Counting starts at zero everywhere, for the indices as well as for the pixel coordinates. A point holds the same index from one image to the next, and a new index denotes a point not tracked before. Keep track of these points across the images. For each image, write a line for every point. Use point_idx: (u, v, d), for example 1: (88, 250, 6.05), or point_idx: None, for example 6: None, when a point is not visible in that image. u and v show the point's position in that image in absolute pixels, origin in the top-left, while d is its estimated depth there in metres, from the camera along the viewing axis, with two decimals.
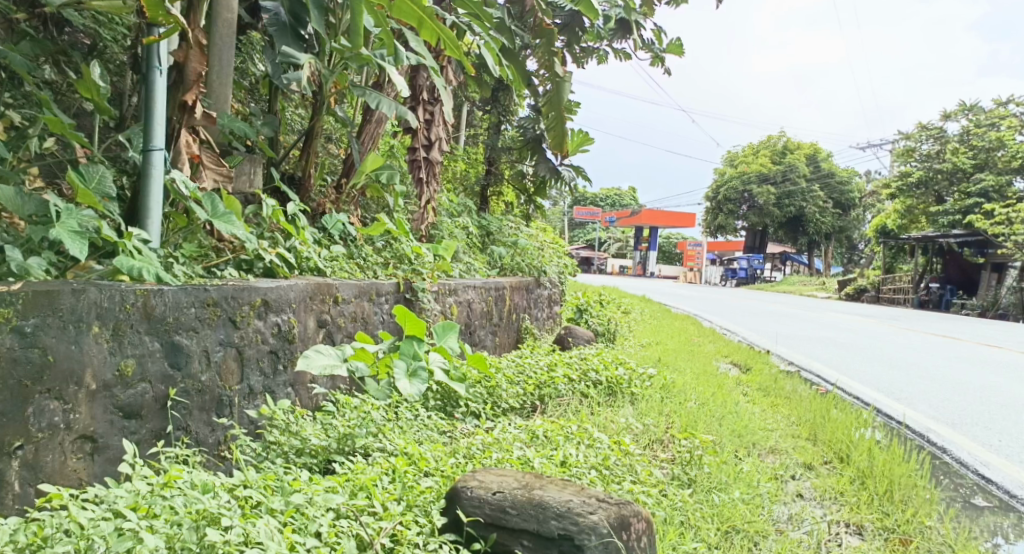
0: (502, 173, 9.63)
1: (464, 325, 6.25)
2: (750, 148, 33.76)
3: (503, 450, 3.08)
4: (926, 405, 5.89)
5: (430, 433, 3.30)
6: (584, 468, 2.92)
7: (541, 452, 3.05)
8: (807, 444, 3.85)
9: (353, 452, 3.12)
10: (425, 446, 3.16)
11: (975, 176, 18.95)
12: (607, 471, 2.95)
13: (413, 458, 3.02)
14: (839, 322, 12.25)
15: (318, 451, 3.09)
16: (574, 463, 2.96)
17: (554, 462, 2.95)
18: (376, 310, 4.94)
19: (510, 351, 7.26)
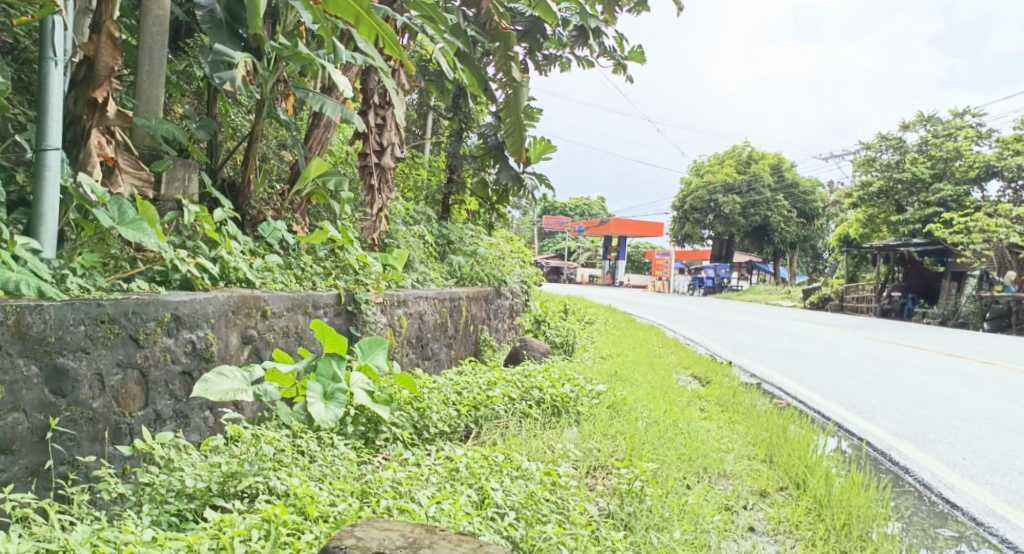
0: (463, 181, 9.32)
1: (415, 339, 5.90)
2: (717, 158, 33.84)
3: (411, 488, 2.77)
4: (888, 419, 5.72)
5: (329, 468, 2.95)
6: (498, 508, 2.65)
7: (450, 491, 2.74)
8: (763, 468, 3.60)
9: (236, 496, 2.81)
10: (321, 484, 2.81)
11: (933, 186, 19.05)
12: (523, 513, 2.65)
13: (300, 501, 2.69)
14: (801, 332, 12.15)
15: (195, 494, 2.78)
16: (488, 503, 2.68)
17: (450, 508, 2.61)
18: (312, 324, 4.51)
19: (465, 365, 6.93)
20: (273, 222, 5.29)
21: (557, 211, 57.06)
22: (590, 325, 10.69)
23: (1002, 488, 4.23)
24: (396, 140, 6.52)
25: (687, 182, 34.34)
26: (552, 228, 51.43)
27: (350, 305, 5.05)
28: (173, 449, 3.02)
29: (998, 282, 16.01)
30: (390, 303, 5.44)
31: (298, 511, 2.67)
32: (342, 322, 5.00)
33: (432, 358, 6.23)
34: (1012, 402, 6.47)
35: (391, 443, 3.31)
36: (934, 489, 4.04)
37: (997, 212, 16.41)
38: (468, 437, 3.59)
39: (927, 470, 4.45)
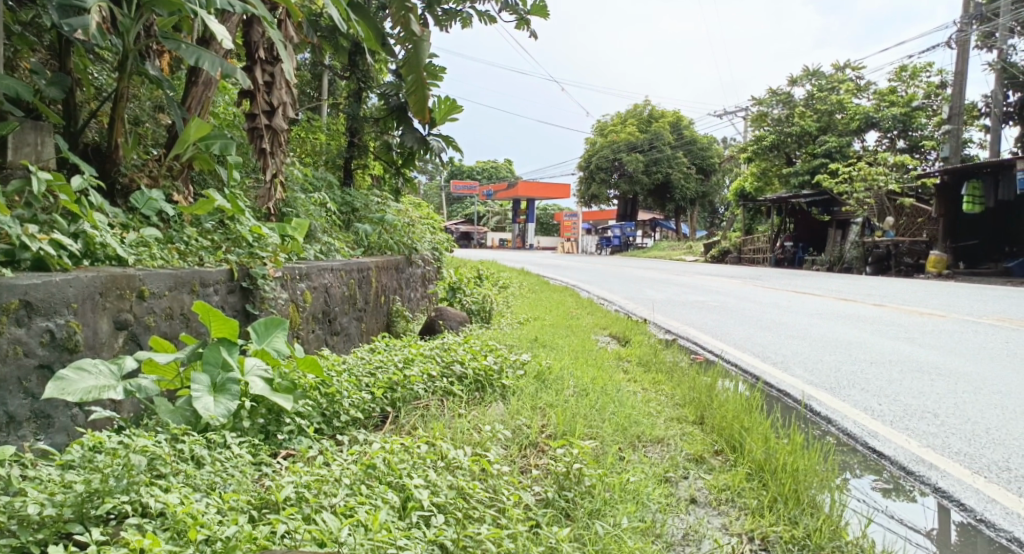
0: (366, 144, 8.83)
1: (322, 313, 5.48)
2: (619, 117, 33.97)
3: (321, 494, 2.34)
4: (803, 369, 5.49)
5: (216, 467, 2.46)
6: (421, 510, 2.30)
7: (365, 492, 2.34)
8: (696, 432, 3.39)
9: (98, 521, 2.22)
10: (205, 499, 2.27)
11: (819, 138, 19.57)
12: (453, 514, 2.31)
13: (178, 526, 2.14)
14: (708, 285, 12.24)
15: (43, 522, 2.18)
16: (411, 506, 2.32)
17: (364, 522, 2.20)
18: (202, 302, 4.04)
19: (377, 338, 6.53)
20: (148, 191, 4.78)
21: (463, 175, 56.49)
22: (504, 290, 10.42)
23: (920, 431, 3.81)
24: (288, 99, 5.98)
25: (591, 142, 34.41)
26: (459, 193, 50.92)
27: (244, 281, 4.59)
28: (18, 463, 2.43)
29: (880, 228, 16.72)
30: (291, 277, 4.98)
31: (175, 534, 2.17)
32: (236, 299, 4.53)
33: (342, 333, 5.82)
34: (916, 342, 6.53)
35: (290, 440, 2.89)
36: (859, 438, 3.68)
37: (877, 160, 17.04)
38: (385, 424, 3.22)
39: (846, 416, 4.07)
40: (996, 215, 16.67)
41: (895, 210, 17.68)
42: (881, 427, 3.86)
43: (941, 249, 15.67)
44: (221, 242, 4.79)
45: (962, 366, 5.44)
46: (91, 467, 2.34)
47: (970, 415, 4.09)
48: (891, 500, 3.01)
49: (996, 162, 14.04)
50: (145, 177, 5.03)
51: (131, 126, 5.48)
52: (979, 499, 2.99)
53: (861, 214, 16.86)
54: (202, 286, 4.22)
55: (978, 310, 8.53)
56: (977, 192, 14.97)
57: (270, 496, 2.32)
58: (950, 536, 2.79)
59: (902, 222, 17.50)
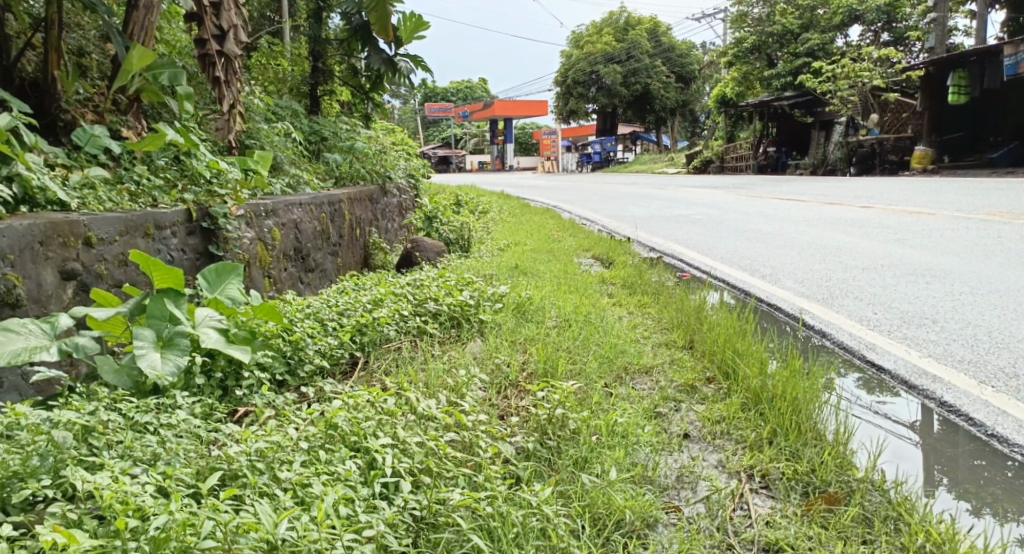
0: (331, 69, 8.32)
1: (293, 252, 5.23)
2: (595, 27, 33.00)
3: (274, 464, 2.03)
4: (794, 281, 5.23)
5: (160, 437, 2.12)
6: (385, 478, 2.01)
7: (322, 459, 2.05)
8: (685, 359, 3.22)
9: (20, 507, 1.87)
10: (143, 476, 1.92)
11: (801, 36, 19.06)
12: (420, 481, 2.04)
13: (107, 512, 1.80)
14: (691, 198, 12.00)
15: None
16: (376, 473, 2.03)
17: (311, 510, 1.87)
18: (156, 248, 3.76)
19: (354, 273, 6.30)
20: (91, 128, 4.42)
21: (439, 98, 55.22)
22: (484, 215, 10.13)
23: (918, 340, 3.58)
24: (238, 21, 5.59)
25: (567, 55, 33.50)
26: (436, 116, 49.84)
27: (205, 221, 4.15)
28: None
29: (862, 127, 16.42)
30: (256, 215, 4.62)
31: (102, 521, 1.81)
32: (197, 241, 4.10)
33: (317, 271, 5.56)
34: (904, 243, 6.35)
35: (247, 398, 2.64)
36: (857, 353, 3.47)
37: (860, 57, 16.61)
38: (354, 370, 3.05)
39: (840, 329, 3.84)
40: (980, 106, 16.47)
41: (878, 107, 17.37)
42: (877, 338, 3.64)
43: (925, 142, 15.39)
44: (174, 180, 4.48)
45: (957, 267, 5.26)
46: (10, 445, 1.97)
47: (969, 319, 3.86)
48: (889, 415, 2.84)
49: (982, 49, 13.70)
50: (91, 112, 4.77)
51: (73, 57, 5.07)
52: (989, 413, 2.75)
53: (844, 113, 16.54)
54: (155, 229, 3.81)
55: (966, 206, 8.37)
56: (964, 81, 14.73)
57: (217, 464, 2.01)
58: (941, 434, 2.69)
59: (885, 119, 17.22)
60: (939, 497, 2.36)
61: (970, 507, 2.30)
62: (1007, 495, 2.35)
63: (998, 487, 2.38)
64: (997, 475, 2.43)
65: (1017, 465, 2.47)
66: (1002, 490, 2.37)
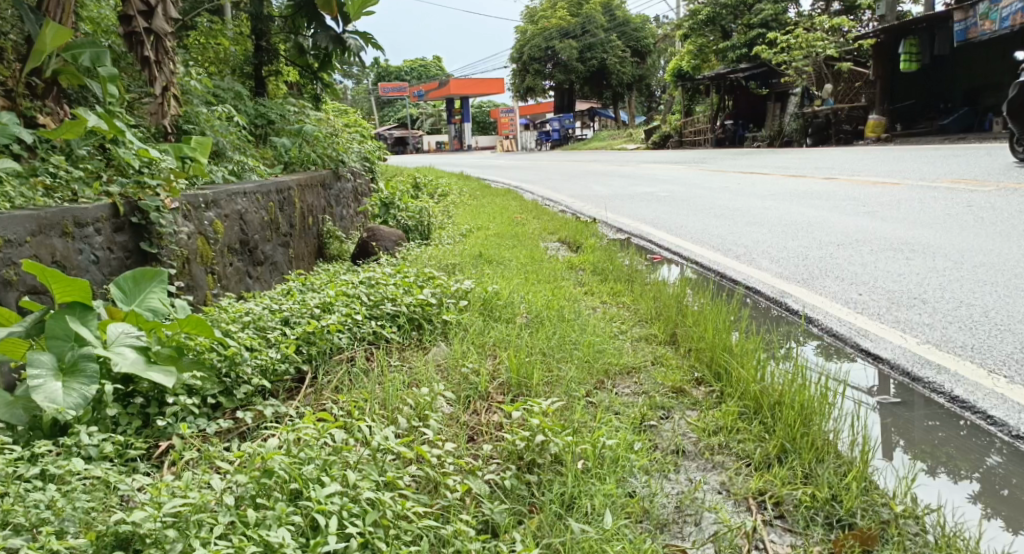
0: (275, 47, 7.83)
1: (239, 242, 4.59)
2: (548, 2, 32.55)
3: (194, 530, 1.66)
4: (770, 260, 4.88)
5: (57, 492, 1.75)
6: (329, 546, 1.64)
7: (252, 523, 1.68)
8: (669, 356, 2.91)
9: None
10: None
11: (755, 7, 18.94)
12: (372, 544, 1.69)
13: None
14: (653, 174, 11.74)
15: None
16: (319, 538, 1.67)
17: None
18: (76, 250, 3.24)
19: (307, 266, 5.82)
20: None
21: (392, 78, 54.24)
22: (443, 199, 9.73)
23: (912, 323, 3.29)
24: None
25: (520, 32, 33.00)
26: (389, 96, 48.91)
27: (134, 217, 3.59)
28: None
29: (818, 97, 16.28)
30: (195, 206, 4.01)
31: None
32: (125, 240, 3.55)
33: (267, 264, 4.98)
34: (875, 216, 6.12)
35: (168, 429, 2.26)
36: (848, 340, 3.17)
37: (814, 26, 16.51)
38: (300, 389, 2.66)
39: (827, 313, 3.52)
40: (930, 73, 16.47)
41: (834, 77, 17.30)
42: (867, 321, 3.35)
43: (880, 110, 15.33)
44: (97, 171, 4.01)
45: (937, 238, 5.04)
46: None
47: (960, 298, 3.60)
48: (886, 406, 2.59)
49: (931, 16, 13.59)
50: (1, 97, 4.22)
51: None
52: (1009, 409, 2.47)
53: (801, 84, 16.39)
54: (75, 226, 3.27)
55: (932, 173, 8.21)
56: (914, 48, 14.57)
57: (120, 527, 1.65)
58: (946, 428, 2.43)
59: (840, 88, 17.15)
60: (895, 457, 2.30)
61: (926, 467, 2.24)
62: (961, 455, 2.30)
63: (951, 445, 2.34)
64: (948, 434, 2.40)
65: (971, 424, 2.45)
66: (955, 450, 2.32)
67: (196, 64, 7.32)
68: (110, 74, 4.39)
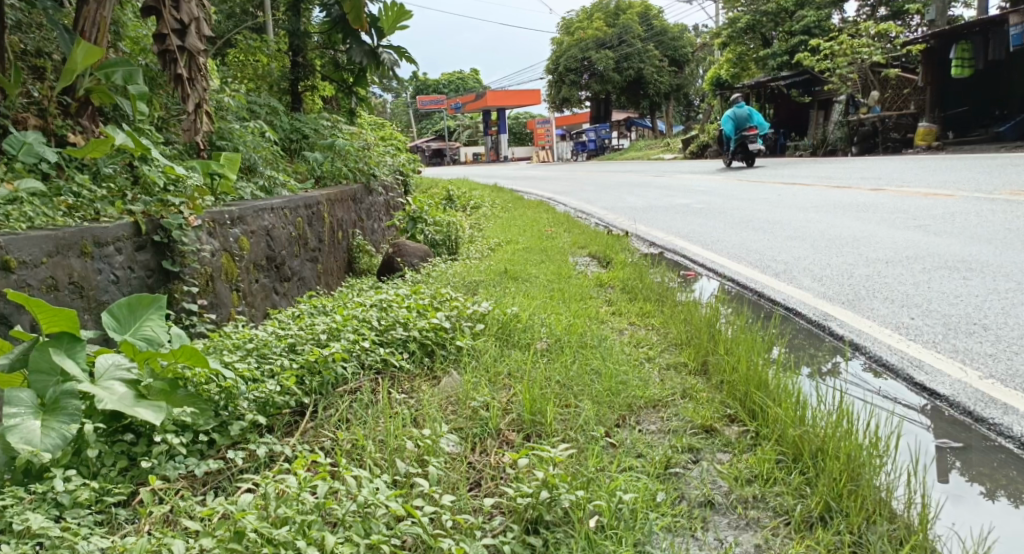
0: (311, 63, 7.68)
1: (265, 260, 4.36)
2: (585, 13, 32.35)
3: None
4: (811, 277, 4.56)
5: None
6: None
7: None
8: (699, 389, 2.68)
9: None
10: None
11: (797, 14, 18.52)
12: None
13: None
14: (690, 184, 11.43)
15: None
16: None
17: None
18: (95, 270, 3.14)
19: (334, 284, 5.68)
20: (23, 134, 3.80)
21: (429, 90, 54.46)
22: (475, 212, 9.56)
23: (972, 353, 3.02)
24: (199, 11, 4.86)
25: (557, 43, 32.83)
26: (426, 108, 49.05)
27: (157, 235, 3.47)
28: None
29: (863, 104, 15.78)
30: (218, 223, 3.87)
31: None
32: (147, 260, 3.42)
33: (294, 280, 4.72)
34: (926, 229, 5.80)
35: (155, 470, 2.12)
36: (901, 372, 2.92)
37: (859, 32, 16.06)
38: (303, 424, 2.48)
39: (876, 339, 3.27)
40: (983, 79, 15.93)
41: (879, 84, 16.79)
42: (922, 351, 3.09)
43: (929, 117, 14.82)
44: (122, 190, 3.88)
45: (993, 255, 4.73)
46: None
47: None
48: (947, 448, 2.37)
49: (985, 20, 13.10)
50: (33, 115, 4.15)
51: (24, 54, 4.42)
52: None
53: (844, 91, 15.92)
54: (94, 245, 3.17)
55: (986, 184, 7.82)
56: (966, 54, 14.11)
57: None
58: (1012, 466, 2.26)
59: (886, 95, 16.63)
60: (950, 478, 2.23)
61: (984, 490, 2.17)
62: (1023, 476, 2.21)
63: (1012, 468, 2.25)
64: (1009, 456, 2.30)
65: None
66: (1017, 472, 2.23)
67: (232, 80, 7.24)
68: (140, 93, 4.30)
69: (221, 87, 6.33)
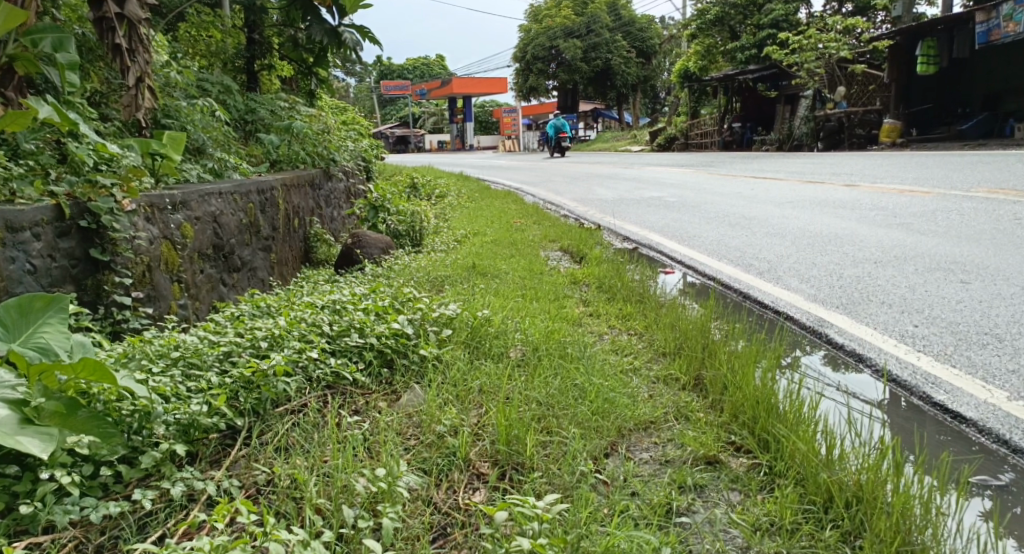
0: (269, 41, 7.02)
1: (213, 248, 3.86)
2: (552, 1, 31.95)
3: None
4: (800, 275, 4.24)
5: None
6: None
7: None
8: (697, 409, 2.30)
9: None
10: None
11: (766, 7, 18.35)
12: None
13: None
14: (661, 177, 11.13)
15: None
16: None
17: None
18: (8, 258, 2.66)
19: (292, 275, 5.25)
20: None
21: (393, 77, 53.63)
22: (440, 201, 9.14)
23: (994, 369, 2.71)
24: None
25: (524, 31, 32.37)
26: (390, 95, 48.25)
27: (85, 220, 2.96)
28: None
29: (832, 99, 15.64)
30: (159, 208, 3.38)
31: None
32: (73, 246, 2.93)
33: (245, 270, 4.25)
34: (911, 228, 5.55)
35: (40, 516, 1.71)
36: (914, 388, 2.61)
37: (828, 27, 15.91)
38: (232, 452, 2.06)
39: (880, 350, 2.96)
40: (948, 76, 15.88)
41: (847, 80, 16.66)
42: (935, 365, 2.77)
43: (894, 114, 14.70)
44: (44, 168, 3.26)
45: (988, 257, 4.46)
46: None
47: None
48: (986, 486, 2.06)
49: (950, 18, 12.97)
50: None
51: None
52: None
53: (812, 86, 15.80)
54: (6, 231, 2.67)
55: (963, 182, 7.63)
56: (932, 51, 13.96)
57: None
58: None
59: (854, 91, 16.54)
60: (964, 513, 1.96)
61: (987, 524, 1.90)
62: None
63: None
64: None
65: None
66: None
67: (184, 55, 6.69)
68: (71, 63, 3.68)
69: (169, 61, 5.79)
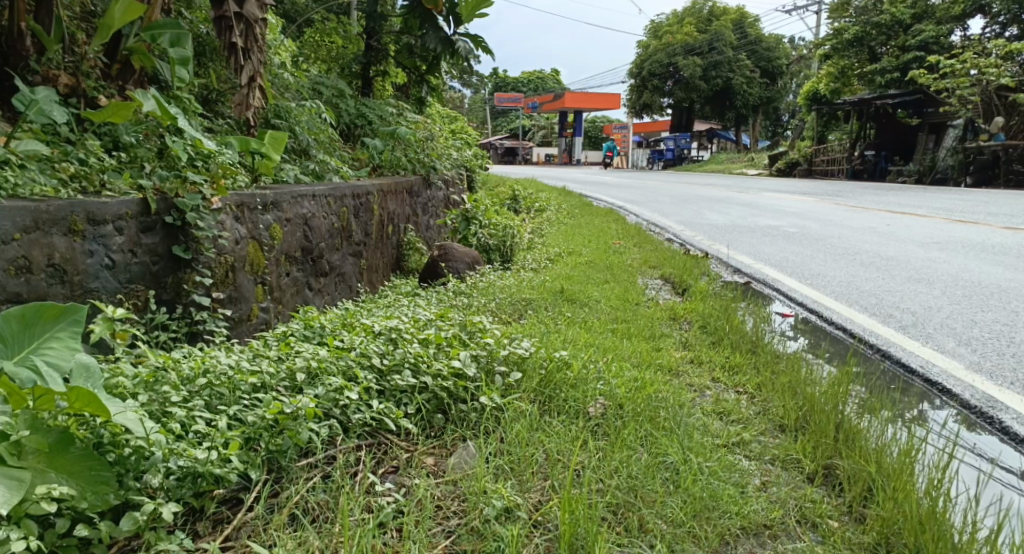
0: (387, 47, 6.64)
1: (301, 251, 3.47)
2: (676, 17, 31.08)
3: None
4: (946, 333, 3.61)
5: None
6: None
7: None
8: (827, 516, 1.85)
9: None
10: None
11: (912, 28, 16.97)
12: None
13: None
14: (779, 205, 10.35)
15: None
16: None
17: None
18: (86, 252, 2.40)
19: (378, 284, 5.00)
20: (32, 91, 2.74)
21: (507, 88, 53.77)
22: (541, 216, 8.73)
23: None
24: None
25: (644, 47, 31.63)
26: (503, 104, 48.34)
27: (171, 217, 2.66)
28: None
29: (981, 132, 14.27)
30: (248, 208, 3.01)
31: None
32: (157, 242, 2.63)
33: (333, 275, 3.82)
34: None
35: None
36: None
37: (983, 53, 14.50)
38: (236, 513, 1.75)
39: None
40: None
41: None
42: None
43: None
44: (140, 161, 2.87)
45: None
46: None
47: None
48: None
49: None
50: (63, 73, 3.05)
51: None
52: None
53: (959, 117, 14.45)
54: (88, 222, 2.41)
55: None
56: None
57: None
58: None
59: None
60: None
61: None
62: None
63: None
64: None
65: None
66: None
67: (301, 55, 6.50)
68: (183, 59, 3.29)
69: (286, 62, 5.58)
